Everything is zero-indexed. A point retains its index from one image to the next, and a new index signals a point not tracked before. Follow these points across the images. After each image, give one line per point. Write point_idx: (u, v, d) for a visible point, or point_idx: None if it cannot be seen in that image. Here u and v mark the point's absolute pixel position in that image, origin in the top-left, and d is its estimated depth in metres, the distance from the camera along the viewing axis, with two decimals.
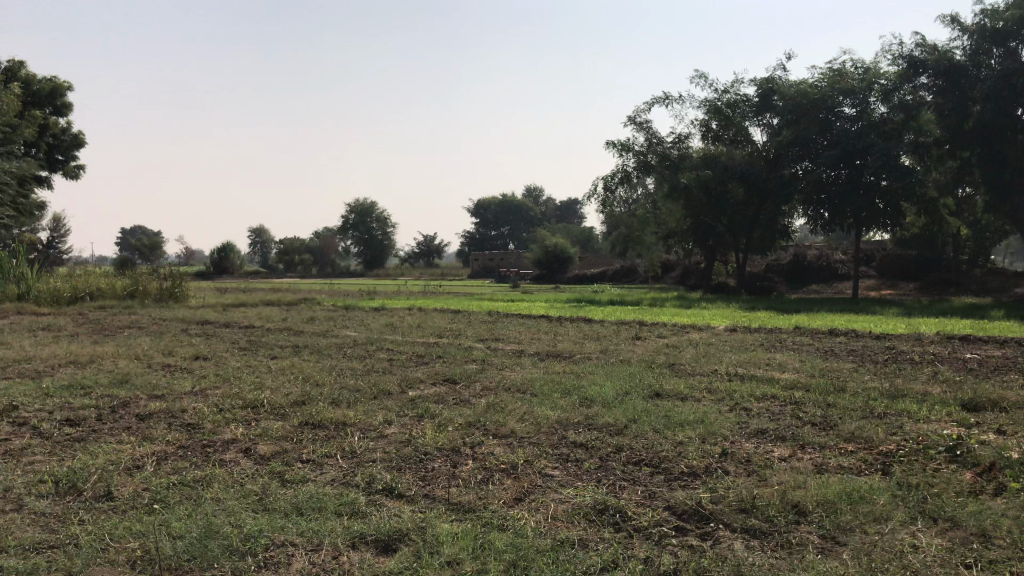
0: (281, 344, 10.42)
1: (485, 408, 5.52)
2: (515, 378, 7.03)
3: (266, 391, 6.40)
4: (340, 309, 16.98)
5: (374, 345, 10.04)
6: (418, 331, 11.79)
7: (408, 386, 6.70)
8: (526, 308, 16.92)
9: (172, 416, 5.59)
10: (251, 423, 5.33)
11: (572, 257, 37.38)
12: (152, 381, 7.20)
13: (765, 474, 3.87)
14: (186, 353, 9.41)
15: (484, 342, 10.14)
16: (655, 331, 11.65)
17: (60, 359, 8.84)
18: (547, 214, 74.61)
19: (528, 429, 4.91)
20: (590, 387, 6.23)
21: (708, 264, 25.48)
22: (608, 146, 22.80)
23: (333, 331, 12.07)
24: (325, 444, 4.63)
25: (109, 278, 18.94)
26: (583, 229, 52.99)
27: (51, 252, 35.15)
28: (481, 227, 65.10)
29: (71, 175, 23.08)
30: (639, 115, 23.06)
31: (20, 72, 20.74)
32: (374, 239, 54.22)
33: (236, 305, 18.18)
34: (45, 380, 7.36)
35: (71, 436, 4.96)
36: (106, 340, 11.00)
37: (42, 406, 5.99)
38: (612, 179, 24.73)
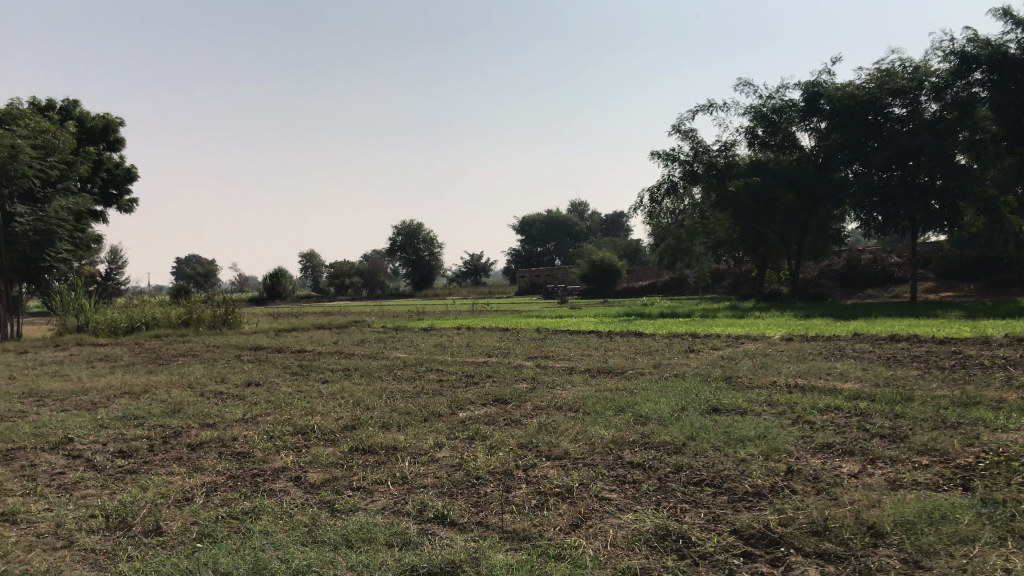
0: (332, 368, 10.40)
1: (539, 428, 5.38)
2: (567, 396, 6.88)
3: (316, 417, 6.35)
4: (390, 331, 16.99)
5: (424, 366, 9.96)
6: (468, 351, 11.69)
7: (459, 407, 6.59)
8: (576, 323, 16.74)
9: (224, 444, 5.56)
10: (301, 450, 5.26)
11: (620, 271, 37.08)
12: (204, 409, 7.21)
13: (836, 492, 3.67)
14: (238, 379, 9.44)
15: (535, 359, 10.00)
16: (709, 342, 11.40)
17: (115, 389, 8.94)
18: (593, 228, 74.33)
19: (583, 449, 4.76)
20: (644, 404, 6.06)
21: (760, 273, 25.02)
22: (653, 156, 22.61)
23: (383, 353, 12.03)
24: (375, 470, 4.53)
25: (163, 307, 19.25)
26: (630, 242, 52.62)
27: (109, 284, 35.99)
28: (528, 244, 65.07)
29: (125, 208, 23.59)
30: (684, 124, 22.83)
31: (74, 110, 21.30)
32: (422, 259, 54.47)
33: (288, 330, 18.31)
34: (101, 411, 7.42)
35: (124, 468, 4.94)
36: (160, 369, 11.11)
37: (96, 438, 6.01)
38: (658, 190, 24.50)
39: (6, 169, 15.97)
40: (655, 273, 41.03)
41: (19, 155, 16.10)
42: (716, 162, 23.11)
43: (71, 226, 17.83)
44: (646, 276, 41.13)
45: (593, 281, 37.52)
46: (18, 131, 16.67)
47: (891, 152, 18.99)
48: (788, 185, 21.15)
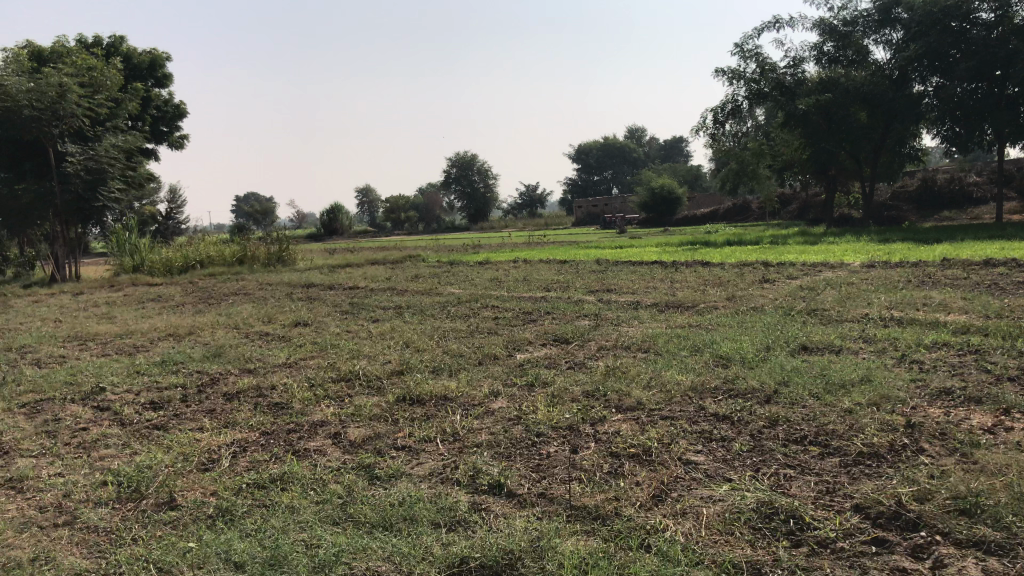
0: (383, 305, 9.92)
1: (606, 373, 4.79)
2: (634, 334, 6.26)
3: (361, 361, 5.86)
4: (445, 265, 16.47)
5: (480, 303, 9.41)
6: (526, 285, 11.12)
7: (516, 348, 6.02)
8: (637, 254, 15.99)
9: (260, 394, 5.10)
10: (342, 400, 4.77)
11: (680, 198, 35.86)
12: (245, 353, 6.79)
13: (976, 454, 3.01)
14: (286, 319, 9.04)
15: (596, 293, 9.38)
16: (783, 271, 10.60)
17: (160, 331, 8.60)
18: (651, 155, 72.57)
19: (663, 398, 4.18)
20: (722, 344, 5.42)
21: (829, 196, 23.77)
22: (715, 75, 21.36)
23: (437, 289, 11.54)
24: (422, 425, 4.00)
25: (218, 245, 19.08)
26: (690, 167, 51.12)
27: (170, 224, 36.26)
28: (584, 172, 63.88)
29: (176, 146, 23.34)
30: (748, 40, 21.49)
31: (121, 46, 20.86)
32: (477, 191, 53.82)
33: (342, 266, 17.94)
34: (140, 356, 7.06)
35: (149, 424, 4.50)
36: (210, 309, 10.80)
37: (129, 387, 5.61)
38: (720, 111, 23.29)
39: (54, 108, 15.66)
40: (716, 200, 39.81)
41: (67, 94, 15.76)
42: (783, 79, 21.74)
43: (123, 164, 17.54)
44: (707, 204, 40.02)
45: (651, 209, 36.42)
46: (64, 69, 16.27)
47: (977, 62, 17.53)
48: (862, 101, 19.76)
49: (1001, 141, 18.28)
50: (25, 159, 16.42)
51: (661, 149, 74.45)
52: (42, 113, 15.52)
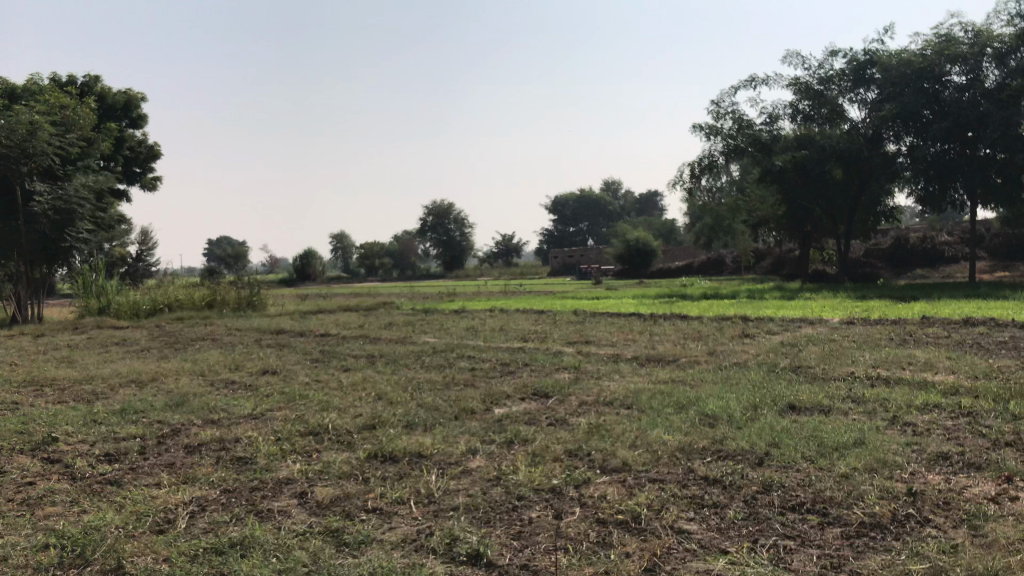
0: (355, 354, 9.67)
1: (589, 431, 4.58)
2: (615, 389, 6.06)
3: (331, 413, 5.61)
4: (420, 313, 16.24)
5: (455, 353, 9.18)
6: (502, 335, 10.93)
7: (494, 402, 5.80)
8: (614, 306, 15.91)
9: (223, 447, 4.83)
10: (310, 455, 4.52)
11: (655, 251, 35.99)
12: (210, 402, 6.50)
13: (985, 527, 2.83)
14: (255, 367, 8.75)
15: (574, 345, 9.21)
16: (763, 327, 10.49)
17: (122, 377, 8.29)
18: (627, 208, 73.13)
19: (650, 460, 3.98)
20: (708, 402, 5.24)
21: (804, 252, 23.91)
22: (693, 130, 21.55)
23: (411, 337, 11.31)
24: (395, 485, 3.76)
25: (188, 289, 18.74)
26: (665, 221, 51.50)
27: (141, 266, 35.76)
28: (560, 224, 64.17)
29: (149, 187, 23.07)
30: (726, 97, 21.74)
31: (96, 87, 20.67)
32: (453, 240, 53.79)
33: (315, 312, 17.65)
34: (99, 403, 6.75)
35: (102, 478, 4.22)
36: (177, 355, 10.48)
37: (84, 437, 5.31)
38: (698, 166, 23.46)
39: (25, 147, 15.40)
40: (691, 253, 40.05)
41: (38, 133, 15.52)
42: (759, 135, 21.98)
43: (94, 205, 17.23)
44: (682, 257, 40.20)
45: (627, 261, 36.50)
46: (36, 108, 16.05)
47: (950, 123, 17.81)
48: (837, 159, 19.99)
49: (973, 201, 18.52)
50: None
51: (637, 202, 75.11)
52: (12, 150, 15.25)
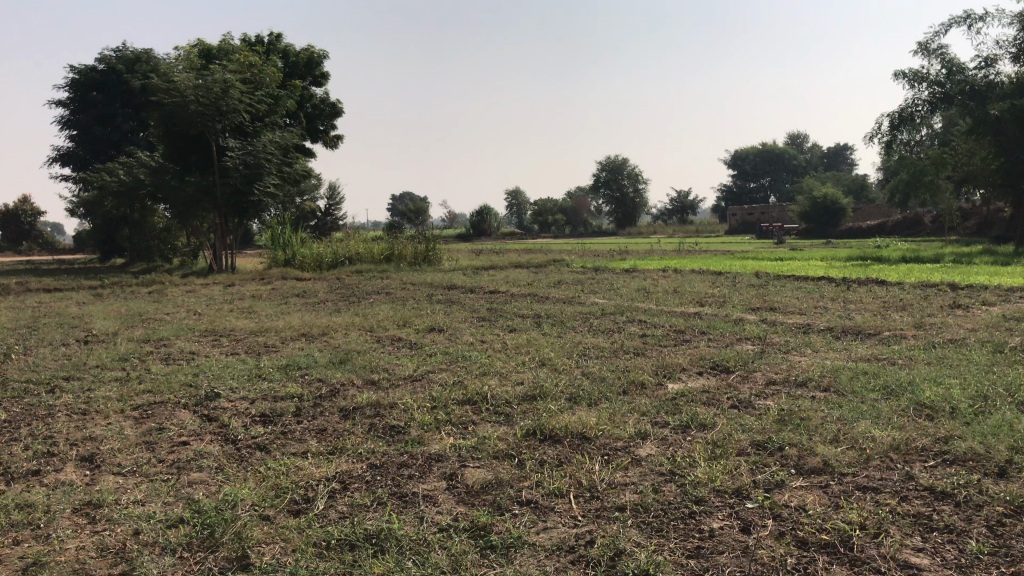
0: (521, 313, 9.31)
1: (780, 419, 3.95)
2: (809, 366, 5.36)
3: (492, 379, 5.24)
4: (590, 272, 15.75)
5: (626, 316, 8.62)
6: (678, 297, 10.27)
7: (667, 376, 5.24)
8: (801, 267, 14.75)
9: (378, 413, 4.56)
10: (465, 428, 4.16)
11: (844, 209, 33.56)
12: (372, 360, 6.33)
13: None
14: (422, 323, 8.59)
15: (758, 312, 8.43)
16: (978, 296, 9.23)
17: (293, 330, 8.34)
18: (813, 163, 69.03)
19: (857, 460, 3.33)
20: (925, 389, 4.45)
21: (1020, 211, 21.38)
22: (896, 78, 19.54)
23: (580, 297, 10.83)
24: (554, 473, 3.31)
25: (366, 242, 19.18)
26: (856, 178, 48.15)
27: (328, 219, 37.25)
28: (739, 179, 61.47)
29: (331, 144, 23.73)
30: (934, 38, 19.55)
31: (280, 45, 21.33)
32: (627, 196, 52.73)
33: (487, 268, 17.56)
34: (266, 358, 6.74)
35: (252, 442, 4.04)
36: (349, 308, 10.55)
37: (246, 394, 5.22)
38: (897, 115, 21.34)
39: (218, 104, 16.09)
40: (885, 212, 37.19)
41: (230, 91, 16.17)
42: (973, 81, 19.66)
43: (280, 160, 17.75)
44: (874, 216, 37.41)
45: (813, 219, 34.28)
46: (227, 67, 16.70)
47: None
48: None
49: None
50: (189, 153, 17.01)
51: (823, 157, 70.74)
52: (207, 108, 16.00)
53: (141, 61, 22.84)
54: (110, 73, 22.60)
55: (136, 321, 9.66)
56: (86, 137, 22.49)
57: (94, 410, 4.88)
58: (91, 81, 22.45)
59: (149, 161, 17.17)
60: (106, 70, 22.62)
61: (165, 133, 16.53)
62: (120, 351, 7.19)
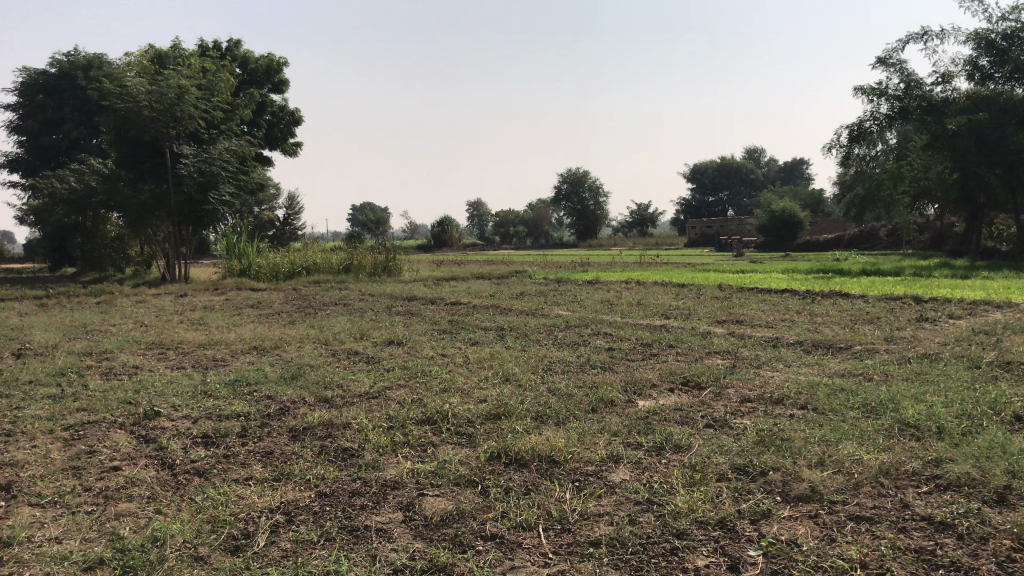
0: (483, 325, 9.04)
1: (760, 440, 3.71)
2: (785, 382, 5.16)
3: (453, 396, 4.94)
4: (553, 283, 15.51)
5: (591, 329, 8.38)
6: (643, 310, 10.06)
7: (637, 392, 4.99)
8: (764, 280, 14.67)
9: (330, 433, 4.25)
10: (424, 451, 3.86)
11: (802, 223, 33.84)
12: (327, 376, 5.99)
13: None
14: (380, 336, 8.26)
15: (725, 325, 8.25)
16: (944, 309, 9.15)
17: (245, 343, 7.96)
18: (771, 177, 69.79)
19: (846, 487, 3.10)
20: (907, 407, 4.25)
21: (976, 225, 21.65)
22: (855, 93, 19.68)
23: (543, 309, 10.58)
24: (522, 503, 3.04)
25: (325, 252, 18.76)
26: (813, 192, 48.70)
27: (287, 229, 36.64)
28: (699, 193, 61.90)
29: (289, 153, 23.26)
30: (892, 53, 19.70)
31: (238, 51, 20.86)
32: (588, 208, 52.77)
33: (447, 279, 17.26)
34: (213, 373, 6.35)
35: (192, 468, 3.70)
36: (305, 320, 10.19)
37: (188, 413, 4.85)
38: (855, 129, 21.49)
39: (172, 110, 15.60)
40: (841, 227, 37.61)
41: (185, 96, 15.70)
42: (931, 97, 19.90)
43: (236, 168, 17.25)
44: (831, 230, 37.82)
45: (772, 233, 34.50)
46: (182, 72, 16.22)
47: None
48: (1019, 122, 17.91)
49: None
50: (142, 160, 16.46)
51: (781, 172, 71.53)
52: (160, 114, 15.51)
53: (94, 66, 22.17)
54: (62, 77, 21.88)
55: (79, 332, 9.19)
56: (35, 143, 21.75)
57: (20, 430, 4.48)
58: (41, 84, 21.74)
59: (101, 167, 16.59)
60: (58, 74, 21.90)
61: (116, 139, 16.01)
62: (58, 365, 6.75)
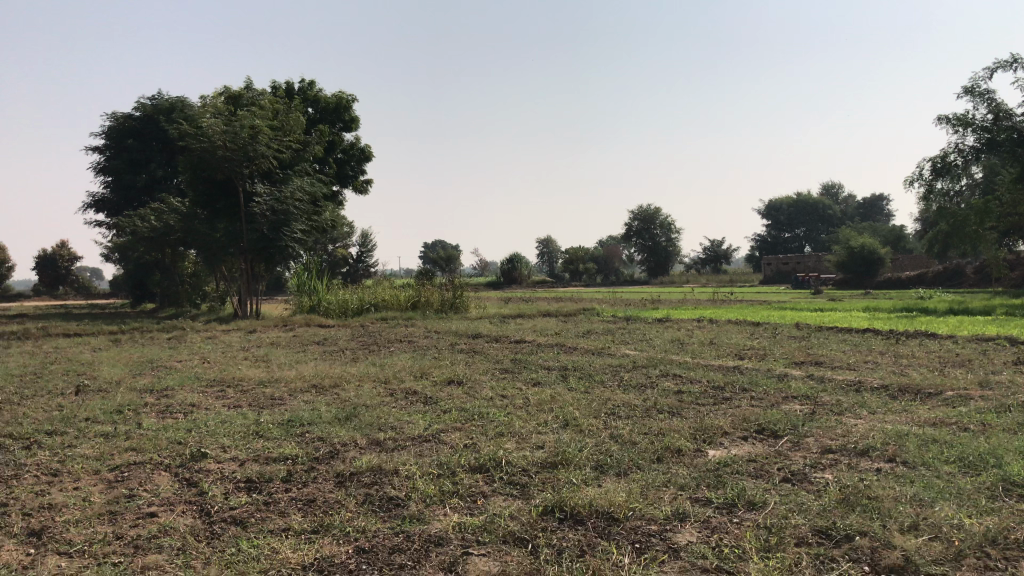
0: (548, 365, 8.75)
1: (843, 499, 3.34)
2: (870, 431, 4.73)
3: (509, 442, 4.67)
4: (621, 321, 15.17)
5: (659, 370, 8.01)
6: (714, 350, 9.65)
7: (705, 441, 4.63)
8: (842, 319, 14.06)
9: (377, 480, 4.02)
10: (475, 502, 3.59)
11: (882, 260, 32.70)
12: (381, 417, 5.77)
13: None
14: (441, 375, 8.06)
15: (803, 367, 7.82)
16: None
17: (306, 381, 7.84)
18: (850, 213, 68.00)
19: (945, 557, 2.72)
20: (1010, 462, 3.81)
21: None
22: (939, 122, 18.88)
23: (610, 348, 10.27)
24: (574, 567, 2.74)
25: (393, 289, 18.75)
26: (893, 228, 47.26)
27: (359, 267, 37.08)
28: (774, 229, 60.68)
29: (359, 189, 23.49)
30: (978, 83, 18.92)
31: (309, 91, 21.25)
32: (659, 245, 52.19)
33: (514, 316, 17.06)
34: (267, 412, 6.22)
35: (229, 515, 3.51)
36: (368, 358, 10.07)
37: (235, 455, 4.68)
38: (938, 161, 20.63)
39: (246, 150, 15.86)
40: (923, 263, 36.29)
41: (258, 137, 15.97)
42: (1021, 128, 18.83)
43: (308, 206, 17.40)
44: (913, 267, 36.47)
45: (850, 270, 33.43)
46: (256, 112, 16.52)
47: None
48: None
49: None
50: (216, 198, 16.79)
51: (860, 208, 69.67)
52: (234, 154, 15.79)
53: (176, 109, 22.53)
54: (145, 120, 22.64)
55: (145, 368, 9.22)
56: (118, 183, 22.48)
57: (65, 471, 4.37)
58: (126, 127, 22.52)
59: (178, 206, 16.97)
60: (141, 117, 22.66)
61: (191, 178, 16.37)
62: (118, 402, 6.71)
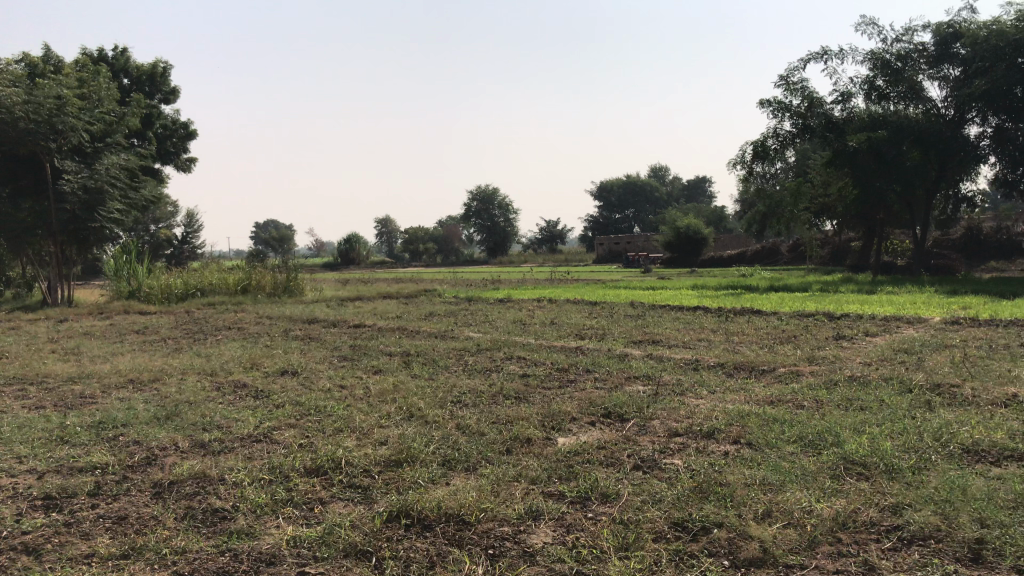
0: (388, 351, 8.43)
1: (696, 487, 3.28)
2: (715, 411, 4.75)
3: (349, 439, 4.35)
4: (463, 303, 15.00)
5: (502, 353, 7.87)
6: (555, 330, 9.63)
7: (554, 428, 4.50)
8: (675, 297, 14.51)
9: (201, 489, 3.61)
10: (313, 510, 3.28)
11: (707, 239, 34.31)
12: (207, 415, 5.29)
13: None
14: (274, 365, 7.56)
15: (643, 346, 7.91)
16: (858, 326, 9.02)
17: (122, 376, 7.14)
18: (676, 194, 71.09)
19: (800, 545, 2.68)
20: (847, 440, 3.89)
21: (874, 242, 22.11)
22: (760, 106, 19.80)
23: (452, 331, 10.05)
24: None
25: (222, 272, 17.72)
26: (716, 209, 49.90)
27: (185, 249, 35.04)
28: (606, 210, 62.51)
29: (182, 167, 22.10)
30: (794, 72, 19.98)
31: (122, 59, 19.73)
32: (498, 225, 52.61)
33: (352, 299, 16.53)
34: (74, 413, 5.56)
35: (22, 542, 3.03)
36: (193, 347, 9.36)
37: (32, 467, 4.10)
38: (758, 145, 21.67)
39: (52, 122, 14.45)
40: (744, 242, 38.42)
41: (65, 107, 14.60)
42: (831, 115, 19.99)
43: (124, 185, 16.11)
44: (735, 246, 38.56)
45: (677, 249, 34.87)
46: (61, 81, 15.09)
47: None
48: (915, 140, 18.23)
49: None
50: None
51: (685, 189, 72.95)
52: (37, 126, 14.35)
53: None
54: None
55: None
56: None
57: None
58: None
59: None
60: None
61: None
62: None
